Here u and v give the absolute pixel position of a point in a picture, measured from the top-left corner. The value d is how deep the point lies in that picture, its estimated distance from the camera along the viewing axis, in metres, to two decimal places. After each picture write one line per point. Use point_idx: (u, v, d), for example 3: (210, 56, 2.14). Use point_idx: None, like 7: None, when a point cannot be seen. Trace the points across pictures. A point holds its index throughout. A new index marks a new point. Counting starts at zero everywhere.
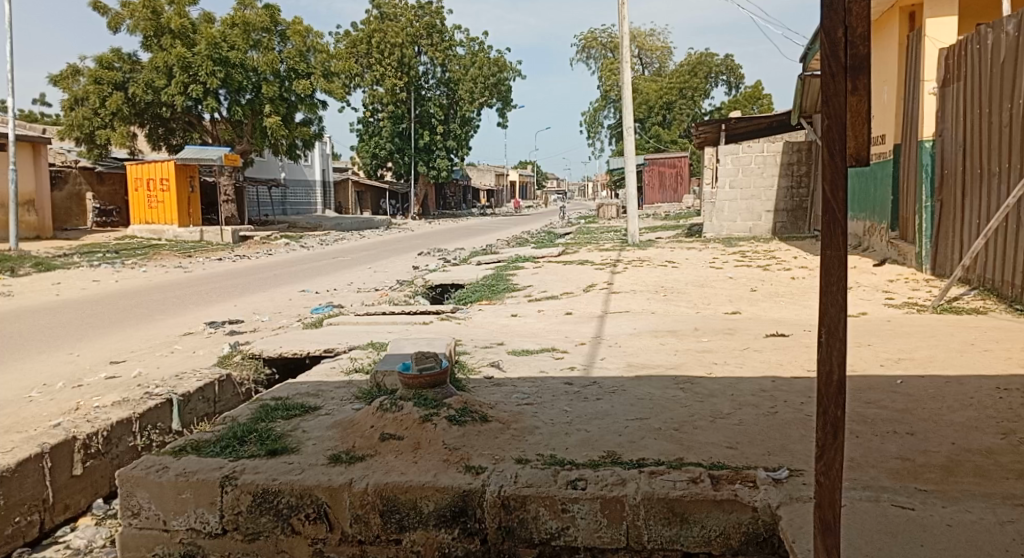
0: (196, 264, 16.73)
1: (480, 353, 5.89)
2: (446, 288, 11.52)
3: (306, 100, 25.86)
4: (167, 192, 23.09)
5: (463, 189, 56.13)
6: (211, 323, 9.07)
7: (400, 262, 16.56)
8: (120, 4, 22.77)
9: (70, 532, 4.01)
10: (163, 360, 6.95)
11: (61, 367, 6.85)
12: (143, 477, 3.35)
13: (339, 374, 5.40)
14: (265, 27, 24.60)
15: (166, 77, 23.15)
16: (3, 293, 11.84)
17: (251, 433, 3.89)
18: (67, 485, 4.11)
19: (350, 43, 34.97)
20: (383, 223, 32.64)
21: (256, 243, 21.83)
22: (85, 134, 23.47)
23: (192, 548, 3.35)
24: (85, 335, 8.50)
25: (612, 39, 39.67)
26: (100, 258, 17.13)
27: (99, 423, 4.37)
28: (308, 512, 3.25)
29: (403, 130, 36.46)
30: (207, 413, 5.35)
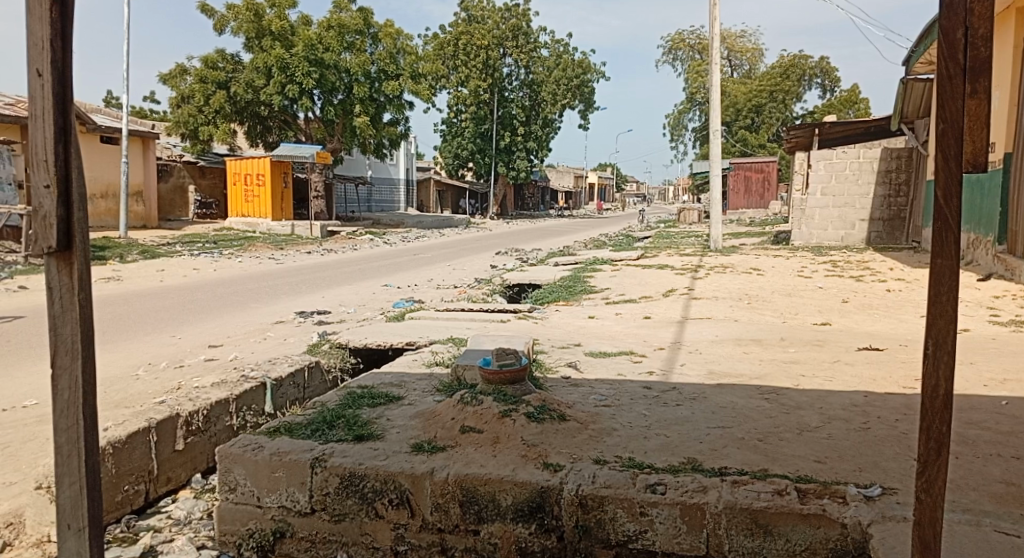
0: (287, 257, 17.39)
1: (557, 353, 5.92)
2: (524, 288, 11.59)
3: (394, 101, 26.45)
4: (262, 187, 24.12)
5: (542, 190, 56.24)
6: (301, 313, 9.43)
7: (479, 260, 16.78)
8: (226, 7, 23.92)
9: (171, 503, 4.26)
10: (257, 346, 7.27)
11: (165, 348, 7.28)
12: (240, 454, 3.53)
13: (421, 366, 5.54)
14: (358, 29, 25.33)
15: (265, 77, 24.21)
16: (113, 277, 12.64)
17: (339, 417, 4.05)
18: (169, 459, 4.37)
19: (438, 45, 35.57)
20: (462, 222, 33.05)
21: (342, 238, 22.50)
22: (190, 131, 24.75)
23: (282, 525, 3.50)
24: (187, 320, 9.00)
25: (700, 40, 38.90)
26: (199, 248, 18.05)
27: (201, 402, 4.62)
28: (390, 497, 3.35)
29: (485, 131, 36.82)
30: (296, 398, 5.59)
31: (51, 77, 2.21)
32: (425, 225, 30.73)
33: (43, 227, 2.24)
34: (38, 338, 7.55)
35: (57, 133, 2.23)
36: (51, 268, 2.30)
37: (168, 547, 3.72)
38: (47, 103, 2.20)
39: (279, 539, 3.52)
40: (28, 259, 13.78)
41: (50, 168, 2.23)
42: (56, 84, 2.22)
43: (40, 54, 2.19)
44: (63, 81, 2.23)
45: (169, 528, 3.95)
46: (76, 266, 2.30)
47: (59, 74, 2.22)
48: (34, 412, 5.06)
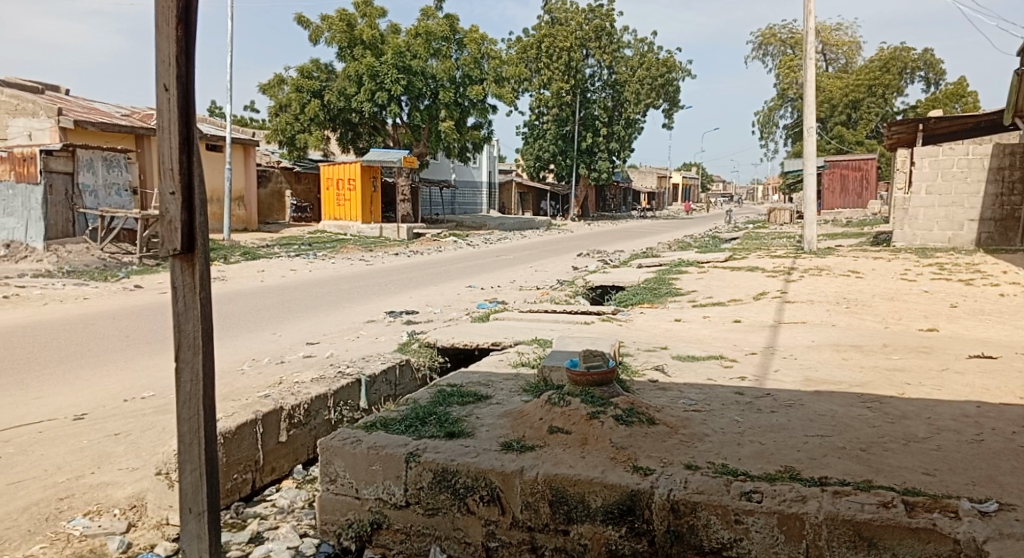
0: (376, 258, 17.89)
1: (644, 356, 5.87)
2: (607, 290, 11.53)
3: (478, 105, 26.62)
4: (353, 192, 24.90)
5: (624, 192, 55.70)
6: (391, 313, 9.70)
7: (562, 262, 16.81)
8: (320, 19, 24.83)
9: (275, 492, 4.47)
10: (351, 344, 7.53)
11: (267, 345, 7.64)
12: (340, 447, 3.67)
13: (507, 366, 5.59)
14: (444, 36, 25.78)
15: (356, 85, 25.05)
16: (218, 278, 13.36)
17: (431, 415, 4.14)
18: (274, 450, 4.59)
19: (521, 48, 35.79)
20: (544, 224, 33.12)
21: (428, 240, 22.96)
22: (287, 138, 25.82)
23: (379, 517, 3.62)
24: (286, 318, 9.40)
25: (793, 35, 37.62)
26: (295, 250, 18.81)
27: (301, 396, 4.82)
28: (482, 494, 3.41)
29: (567, 132, 36.82)
30: (388, 395, 5.75)
31: (176, 91, 2.37)
32: (508, 227, 30.96)
33: (169, 230, 2.42)
34: (153, 333, 8.06)
35: (182, 143, 2.40)
36: (175, 268, 2.48)
37: (273, 533, 3.91)
38: (172, 115, 2.37)
39: (376, 531, 3.63)
40: (142, 260, 14.72)
41: (174, 176, 2.41)
42: (180, 98, 2.38)
43: (166, 69, 2.36)
44: (187, 94, 2.39)
45: (274, 516, 4.14)
46: (197, 269, 2.47)
47: (183, 87, 2.38)
48: (150, 403, 5.41)
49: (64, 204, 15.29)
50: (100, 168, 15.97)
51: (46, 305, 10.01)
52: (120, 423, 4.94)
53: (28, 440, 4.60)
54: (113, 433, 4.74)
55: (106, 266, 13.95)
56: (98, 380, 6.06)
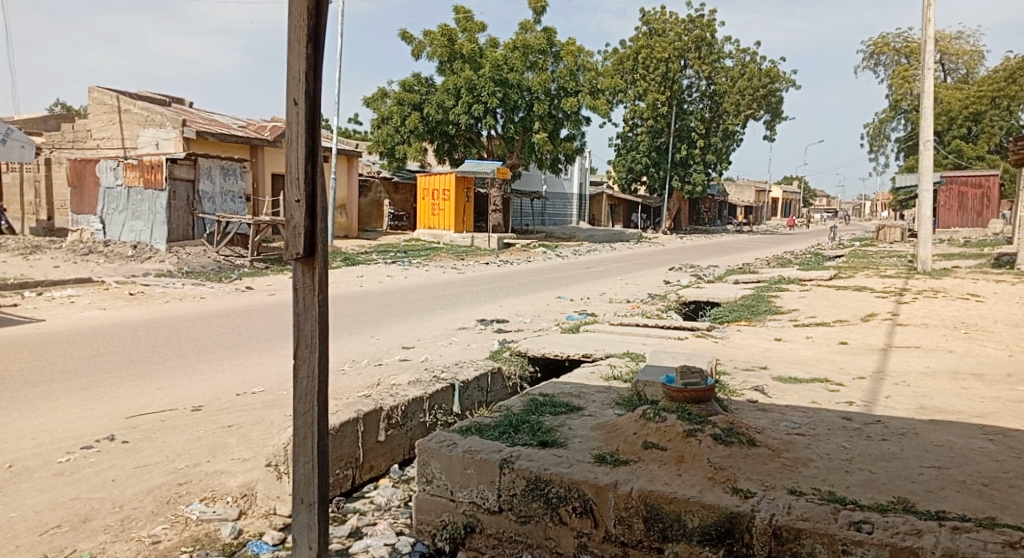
0: (469, 267, 18.19)
1: (742, 374, 5.71)
2: (701, 305, 11.30)
3: (572, 117, 26.58)
4: (447, 201, 25.44)
5: (720, 204, 54.42)
6: (482, 321, 9.85)
7: (654, 276, 16.59)
8: (423, 34, 25.68)
9: (373, 490, 4.62)
10: (444, 349, 7.69)
11: (365, 347, 7.91)
12: (437, 449, 3.76)
13: (599, 379, 5.56)
14: (542, 49, 26.05)
15: (454, 98, 25.63)
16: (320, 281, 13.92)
17: (524, 422, 4.18)
18: (373, 448, 4.74)
19: (618, 60, 35.64)
20: (634, 236, 32.75)
21: (518, 250, 23.13)
22: (388, 149, 26.74)
23: (472, 520, 3.67)
24: (383, 322, 9.68)
25: (908, 44, 35.79)
26: (392, 257, 19.35)
27: (399, 398, 4.96)
28: (575, 504, 3.40)
29: (662, 144, 36.39)
30: (480, 401, 5.83)
31: (305, 104, 2.55)
32: (598, 239, 30.79)
33: (294, 235, 2.63)
34: (264, 333, 8.47)
35: (308, 154, 2.59)
36: (296, 270, 2.67)
37: (371, 530, 4.05)
38: (300, 127, 2.56)
39: (469, 534, 3.69)
40: (253, 263, 15.51)
41: (300, 185, 2.60)
42: (308, 110, 2.56)
43: (297, 86, 2.55)
44: (314, 107, 2.57)
45: (372, 513, 4.28)
46: (317, 271, 2.66)
47: (311, 101, 2.56)
48: (259, 398, 5.68)
49: (185, 209, 16.34)
50: (217, 176, 16.92)
51: (167, 303, 10.70)
52: (233, 415, 5.21)
53: (153, 428, 4.92)
54: (226, 425, 5.02)
55: (220, 268, 14.81)
56: (214, 374, 6.43)
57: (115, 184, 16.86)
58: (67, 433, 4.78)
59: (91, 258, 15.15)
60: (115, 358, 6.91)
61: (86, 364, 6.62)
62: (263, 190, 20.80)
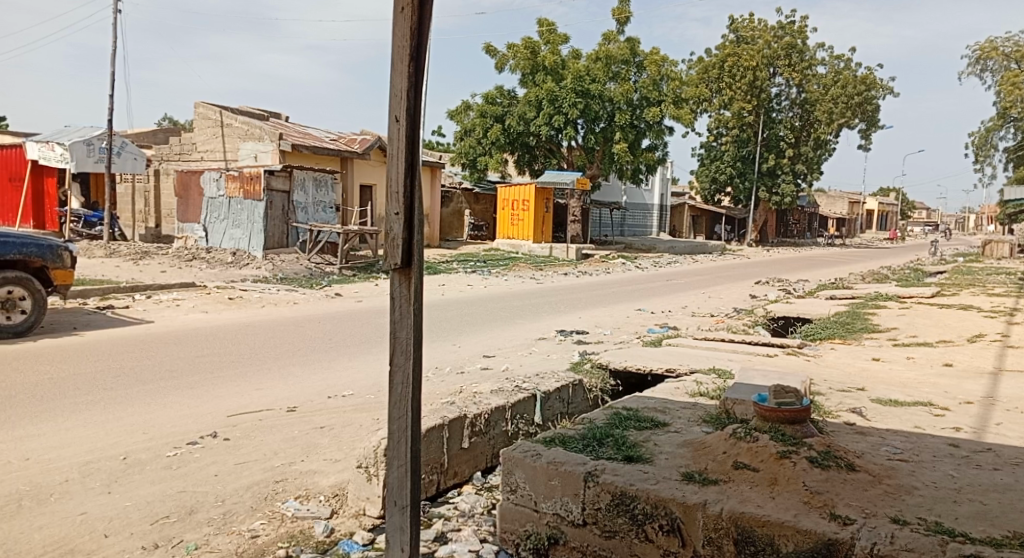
0: (547, 278, 18.18)
1: (838, 395, 5.49)
2: (790, 322, 10.93)
3: (654, 126, 26.21)
4: (526, 212, 25.58)
5: (810, 216, 52.54)
6: (562, 332, 9.84)
7: (740, 289, 16.14)
8: (507, 47, 26.00)
9: (456, 496, 4.70)
10: (524, 359, 7.74)
11: (448, 355, 8.05)
12: (521, 459, 3.78)
13: (685, 395, 5.46)
14: (625, 59, 25.89)
15: (536, 109, 25.84)
16: None
17: (608, 436, 4.15)
18: (458, 455, 4.81)
19: (703, 69, 34.94)
20: (717, 248, 31.98)
21: (597, 261, 23.02)
22: (469, 160, 27.34)
23: (556, 532, 3.66)
24: (464, 331, 9.81)
25: (1019, 47, 33.63)
26: (473, 266, 19.56)
27: (483, 406, 5.01)
28: (662, 523, 3.34)
29: (748, 154, 35.57)
30: (561, 413, 5.82)
31: (406, 121, 2.66)
32: (679, 250, 30.26)
33: (392, 245, 2.73)
34: (353, 338, 8.74)
35: (407, 169, 2.69)
36: (394, 280, 2.78)
37: (456, 535, 4.10)
38: (401, 143, 2.67)
39: (553, 545, 3.68)
40: (342, 270, 16.02)
41: (400, 198, 2.70)
42: (408, 127, 2.67)
43: (398, 103, 2.65)
44: (414, 124, 2.67)
45: (456, 518, 4.33)
46: (412, 281, 2.76)
47: (411, 118, 2.66)
48: (349, 401, 5.85)
49: (281, 218, 17.05)
50: (310, 188, 17.59)
51: (262, 308, 11.18)
52: (324, 418, 5.40)
53: (251, 427, 5.14)
54: (318, 426, 5.19)
55: (311, 274, 15.36)
56: (307, 376, 6.68)
57: (217, 194, 17.74)
58: (175, 429, 5.05)
59: (194, 263, 15.99)
60: (216, 359, 7.27)
61: (190, 365, 6.99)
62: (351, 200, 21.46)
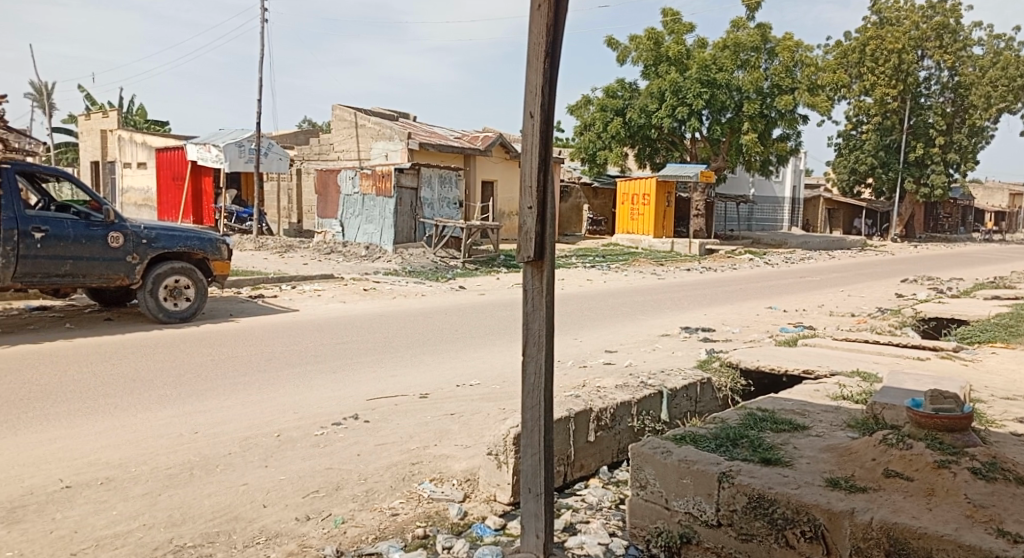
0: (669, 273, 17.80)
1: (1001, 404, 5.03)
2: (942, 323, 10.10)
3: (787, 115, 24.96)
4: (647, 206, 25.23)
5: (963, 209, 48.41)
6: (687, 328, 9.60)
7: (881, 288, 15.09)
8: (629, 39, 25.67)
9: (583, 488, 4.70)
10: (648, 355, 7.62)
11: (571, 349, 8.07)
12: (651, 455, 3.74)
13: (825, 397, 5.19)
14: (755, 46, 24.82)
15: (659, 101, 25.32)
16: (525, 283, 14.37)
17: (744, 437, 4.02)
18: (584, 448, 4.81)
19: (842, 53, 32.96)
20: (855, 244, 30.12)
21: (722, 257, 22.26)
22: (589, 155, 27.22)
23: (689, 531, 3.57)
24: (587, 325, 9.80)
25: None
26: (594, 261, 19.47)
27: (609, 400, 4.98)
28: (804, 529, 3.19)
29: (891, 143, 33.25)
30: (689, 411, 5.67)
31: (540, 117, 2.67)
32: (812, 246, 28.76)
33: (525, 239, 2.77)
34: (478, 329, 8.94)
35: (540, 164, 2.70)
36: (528, 272, 2.82)
37: (585, 527, 4.10)
38: (535, 139, 2.69)
39: (686, 544, 3.59)
40: (464, 264, 16.40)
41: (533, 192, 2.73)
42: (542, 123, 2.68)
43: (533, 99, 2.66)
44: (548, 121, 2.68)
45: (584, 511, 4.33)
46: (544, 274, 2.79)
47: (545, 115, 2.68)
48: (477, 390, 5.99)
49: (410, 214, 17.66)
50: (436, 184, 18.05)
51: (393, 299, 11.65)
52: (454, 404, 5.55)
53: (388, 410, 5.37)
54: (448, 413, 5.35)
55: (437, 268, 15.83)
56: (437, 364, 6.88)
57: (352, 192, 18.59)
58: (320, 410, 5.36)
59: (331, 257, 16.89)
60: (353, 347, 7.64)
61: (329, 350, 7.39)
62: (473, 196, 21.97)
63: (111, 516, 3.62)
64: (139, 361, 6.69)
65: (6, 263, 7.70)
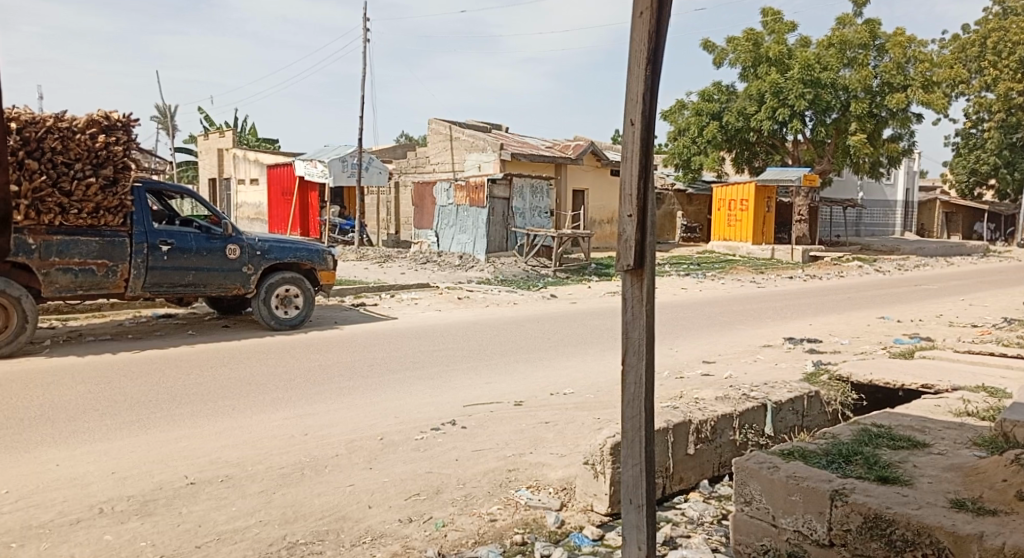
0: (769, 281, 17.20)
1: None
2: None
3: (899, 114, 23.67)
4: (746, 212, 24.53)
5: None
6: (791, 339, 9.24)
7: (1007, 297, 14.02)
8: (727, 41, 25.10)
9: (683, 502, 4.60)
10: (749, 367, 7.38)
11: (667, 359, 7.92)
12: (757, 470, 3.61)
13: (947, 413, 4.87)
14: (863, 43, 23.76)
15: (758, 103, 24.54)
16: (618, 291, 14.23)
17: (857, 454, 3.82)
18: (683, 461, 4.70)
19: (959, 47, 31.03)
20: (976, 250, 28.16)
21: (827, 264, 21.29)
22: (684, 160, 26.68)
23: (797, 550, 3.43)
24: (683, 335, 9.60)
25: None
26: (689, 269, 19.06)
27: (710, 412, 4.86)
28: (926, 552, 3.01)
29: (1018, 141, 30.95)
30: (796, 425, 5.44)
31: (641, 124, 2.65)
32: (927, 252, 27.08)
33: (625, 247, 2.74)
34: (572, 338, 8.91)
35: (641, 171, 2.67)
36: (627, 281, 2.79)
37: (686, 542, 4.01)
38: (636, 147, 2.66)
39: None
40: (556, 273, 16.41)
41: (633, 200, 2.71)
42: (643, 130, 2.65)
43: (634, 106, 2.64)
44: (649, 127, 2.65)
45: (686, 525, 4.24)
46: (644, 283, 2.75)
47: (646, 121, 2.64)
48: (571, 399, 5.97)
49: (502, 223, 17.83)
50: (527, 195, 18.25)
51: (487, 308, 11.78)
52: (549, 413, 5.55)
53: (485, 417, 5.43)
54: (544, 421, 5.35)
55: (529, 276, 15.90)
56: (532, 373, 6.91)
57: (446, 203, 18.99)
58: (419, 415, 5.47)
59: (427, 266, 17.26)
60: (449, 354, 7.76)
61: (428, 358, 7.54)
62: (565, 205, 22.02)
63: (231, 512, 3.82)
64: (251, 366, 7.04)
65: (137, 274, 8.29)
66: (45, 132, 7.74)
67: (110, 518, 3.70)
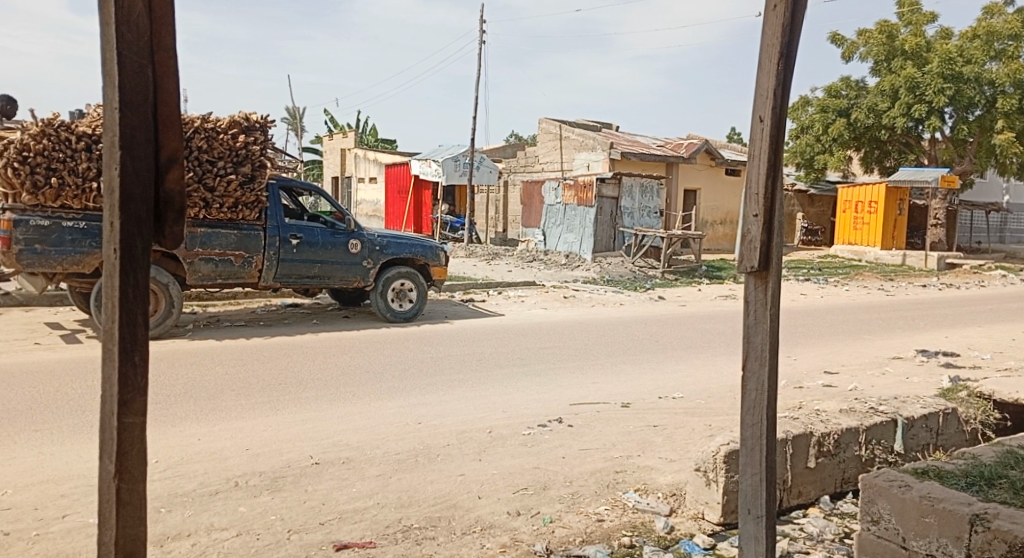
0: (898, 289, 16.16)
1: None
2: None
3: None
4: (874, 214, 23.22)
5: None
6: (923, 352, 8.65)
7: None
8: (858, 33, 23.79)
9: (802, 517, 4.41)
10: (876, 379, 6.96)
11: (784, 367, 7.60)
12: (887, 488, 3.40)
13: None
14: (1013, 34, 21.97)
15: (891, 99, 23.05)
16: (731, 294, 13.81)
17: (1001, 477, 3.53)
18: (803, 474, 4.51)
19: None
20: None
21: (966, 272, 19.75)
22: (806, 160, 25.49)
23: None
24: (801, 343, 9.19)
25: None
26: (809, 274, 18.21)
27: (833, 425, 4.62)
28: None
29: None
30: (929, 443, 5.08)
31: (770, 120, 2.54)
32: None
33: (749, 248, 2.65)
34: (684, 341, 8.72)
35: (769, 168, 2.58)
36: (750, 283, 2.69)
37: None
38: (764, 143, 2.57)
39: None
40: (665, 274, 16.13)
41: (759, 200, 2.61)
42: (773, 127, 2.55)
43: (764, 102, 2.54)
44: (779, 122, 2.54)
45: (805, 541, 4.06)
46: (769, 285, 2.65)
47: (777, 117, 2.54)
48: (681, 403, 5.84)
49: (609, 223, 17.63)
50: (637, 193, 17.75)
51: (596, 307, 11.72)
52: (657, 416, 5.47)
53: (592, 417, 5.40)
54: (652, 424, 5.27)
55: (637, 277, 15.70)
56: (640, 375, 6.81)
57: (555, 202, 19.01)
58: (527, 411, 5.51)
59: (535, 264, 17.36)
60: (557, 352, 7.78)
61: (536, 355, 7.59)
62: (675, 205, 21.65)
63: (352, 493, 3.99)
64: (367, 356, 7.33)
65: (270, 265, 8.81)
66: (193, 132, 8.41)
67: (244, 491, 3.96)
